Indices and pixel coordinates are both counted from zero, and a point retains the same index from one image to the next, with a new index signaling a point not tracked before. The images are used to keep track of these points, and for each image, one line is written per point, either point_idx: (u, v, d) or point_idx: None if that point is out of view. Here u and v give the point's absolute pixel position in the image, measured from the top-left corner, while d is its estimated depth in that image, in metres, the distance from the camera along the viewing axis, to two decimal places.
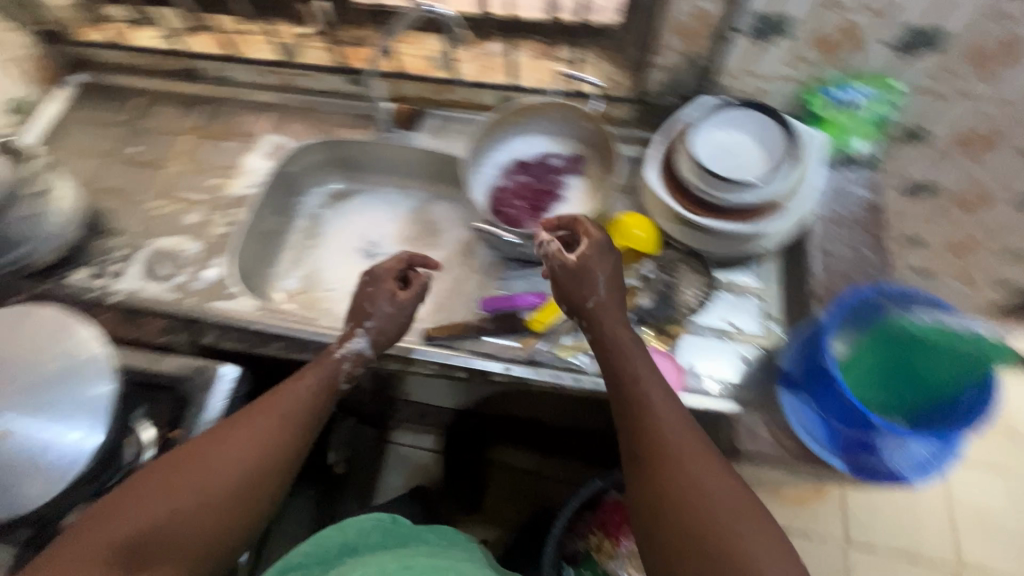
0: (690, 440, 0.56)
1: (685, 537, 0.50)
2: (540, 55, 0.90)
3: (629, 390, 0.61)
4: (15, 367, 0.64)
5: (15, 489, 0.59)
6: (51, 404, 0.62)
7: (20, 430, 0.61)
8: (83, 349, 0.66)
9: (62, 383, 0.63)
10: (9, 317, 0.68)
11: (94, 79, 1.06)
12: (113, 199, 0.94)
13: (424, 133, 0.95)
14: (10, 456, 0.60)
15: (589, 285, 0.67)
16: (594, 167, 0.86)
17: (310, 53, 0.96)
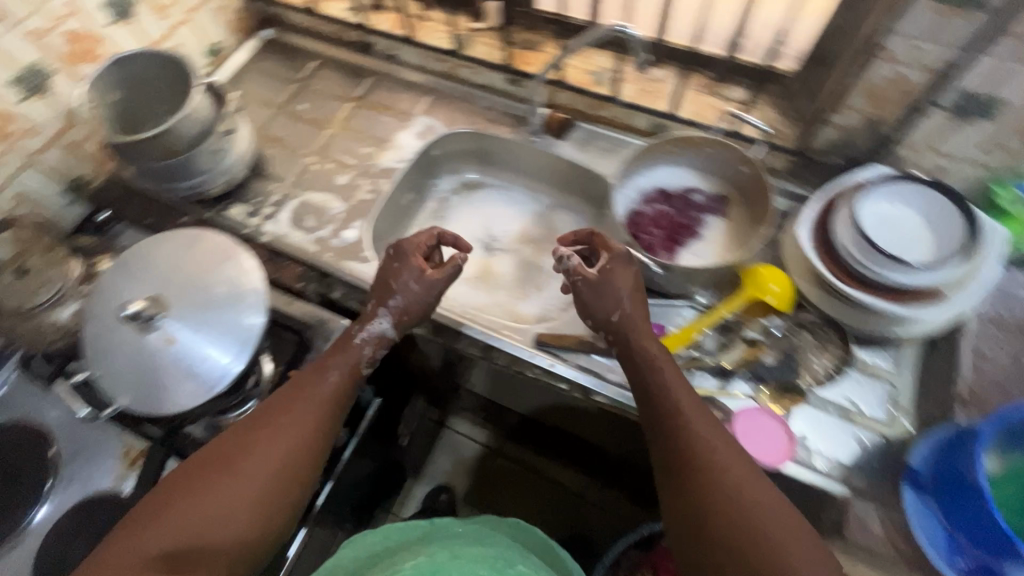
0: (729, 461, 0.58)
1: (733, 535, 0.53)
2: (705, 90, 0.90)
3: (663, 406, 0.63)
4: (189, 283, 0.71)
5: (171, 389, 0.68)
6: (210, 324, 0.69)
7: (183, 340, 0.68)
8: (241, 279, 0.72)
9: (223, 307, 0.70)
10: (188, 236, 0.75)
11: (280, 37, 1.17)
12: (276, 148, 1.03)
13: (569, 144, 0.97)
14: (173, 361, 0.68)
15: (613, 295, 0.71)
16: (738, 212, 0.84)
17: (478, 48, 1.02)
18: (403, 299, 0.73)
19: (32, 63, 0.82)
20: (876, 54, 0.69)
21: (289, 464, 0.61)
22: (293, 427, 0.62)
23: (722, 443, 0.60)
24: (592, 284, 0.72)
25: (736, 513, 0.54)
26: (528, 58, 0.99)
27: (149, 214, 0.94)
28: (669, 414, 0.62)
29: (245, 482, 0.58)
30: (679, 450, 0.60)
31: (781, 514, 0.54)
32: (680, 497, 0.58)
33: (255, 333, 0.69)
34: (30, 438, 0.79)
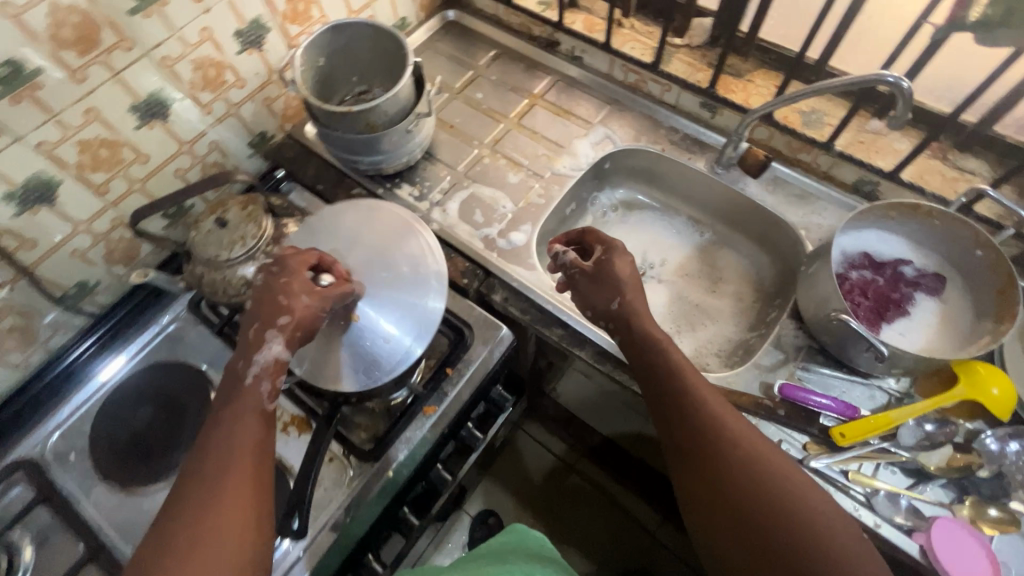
0: (739, 437, 0.59)
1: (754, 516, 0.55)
2: (934, 156, 0.83)
3: (688, 412, 0.62)
4: (380, 260, 0.74)
5: (353, 364, 0.70)
6: (397, 304, 0.72)
7: (369, 317, 0.70)
8: (423, 262, 0.75)
9: (408, 288, 0.73)
10: (363, 210, 0.79)
11: (464, 20, 1.15)
12: (449, 134, 1.01)
13: (759, 183, 0.91)
14: (353, 335, 0.70)
15: (617, 286, 0.70)
16: (955, 296, 0.76)
17: (676, 65, 0.96)
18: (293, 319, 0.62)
19: (256, 18, 0.84)
20: None
21: (230, 516, 0.52)
22: (216, 495, 0.53)
23: (734, 418, 0.61)
24: (595, 277, 0.72)
25: (753, 488, 0.56)
26: (731, 85, 0.93)
27: (325, 180, 0.96)
28: (680, 397, 0.63)
29: (206, 538, 0.51)
30: (693, 433, 0.61)
31: (801, 483, 0.56)
32: (696, 471, 0.60)
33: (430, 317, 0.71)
34: (200, 383, 0.83)
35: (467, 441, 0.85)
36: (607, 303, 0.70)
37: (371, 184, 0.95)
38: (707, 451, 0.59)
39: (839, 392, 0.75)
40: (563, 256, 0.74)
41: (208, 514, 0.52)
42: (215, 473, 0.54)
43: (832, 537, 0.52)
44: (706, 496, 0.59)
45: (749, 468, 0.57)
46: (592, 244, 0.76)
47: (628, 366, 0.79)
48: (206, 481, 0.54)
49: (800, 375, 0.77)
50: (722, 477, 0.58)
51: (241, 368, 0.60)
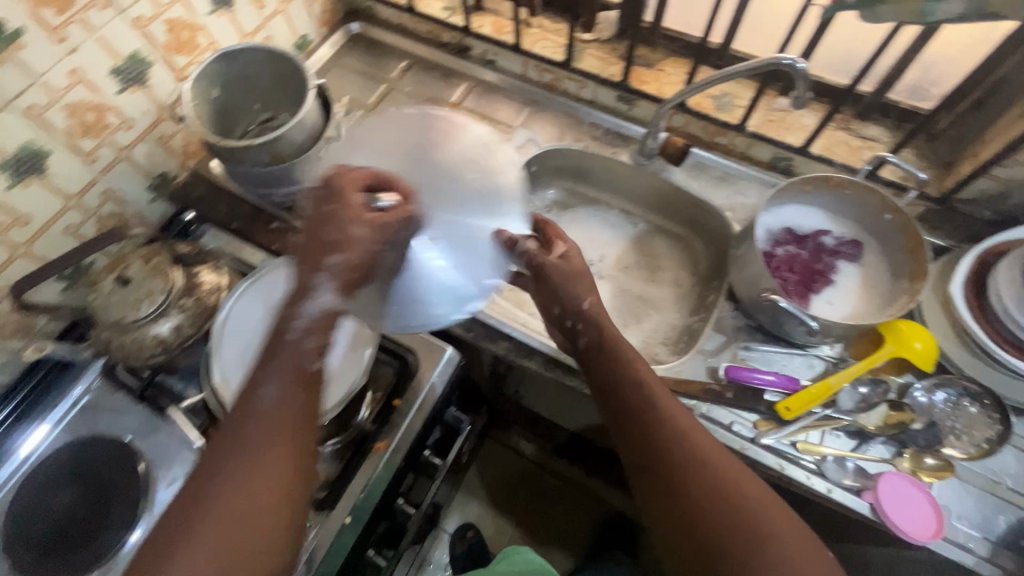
0: (703, 451, 0.57)
1: (713, 535, 0.52)
2: (838, 127, 0.86)
3: (642, 422, 0.60)
4: (454, 180, 0.69)
5: (422, 304, 0.66)
6: (472, 232, 0.68)
7: (439, 247, 0.66)
8: (483, 166, 0.71)
9: (485, 211, 0.69)
10: (429, 120, 0.73)
11: (368, 32, 1.10)
12: None
13: (682, 169, 0.93)
14: (417, 269, 0.64)
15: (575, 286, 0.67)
16: (872, 259, 0.80)
17: (588, 60, 0.96)
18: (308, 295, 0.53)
19: (134, 52, 0.77)
20: None
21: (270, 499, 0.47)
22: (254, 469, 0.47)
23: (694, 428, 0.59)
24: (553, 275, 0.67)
25: (711, 502, 0.53)
26: (644, 76, 0.93)
27: (239, 217, 0.90)
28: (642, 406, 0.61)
29: (232, 522, 0.45)
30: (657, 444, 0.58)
31: (757, 494, 0.54)
32: (655, 488, 0.57)
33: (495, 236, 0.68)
34: (119, 451, 0.74)
35: (428, 468, 0.83)
36: (563, 304, 0.68)
37: (291, 216, 0.90)
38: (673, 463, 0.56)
39: (779, 365, 0.77)
40: (517, 247, 0.68)
41: (242, 490, 0.46)
42: (255, 444, 0.47)
43: (798, 563, 0.50)
44: (665, 516, 0.56)
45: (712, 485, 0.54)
46: (545, 236, 0.70)
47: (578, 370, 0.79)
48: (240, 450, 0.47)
49: (743, 354, 0.78)
50: (688, 491, 0.55)
51: (287, 315, 0.51)
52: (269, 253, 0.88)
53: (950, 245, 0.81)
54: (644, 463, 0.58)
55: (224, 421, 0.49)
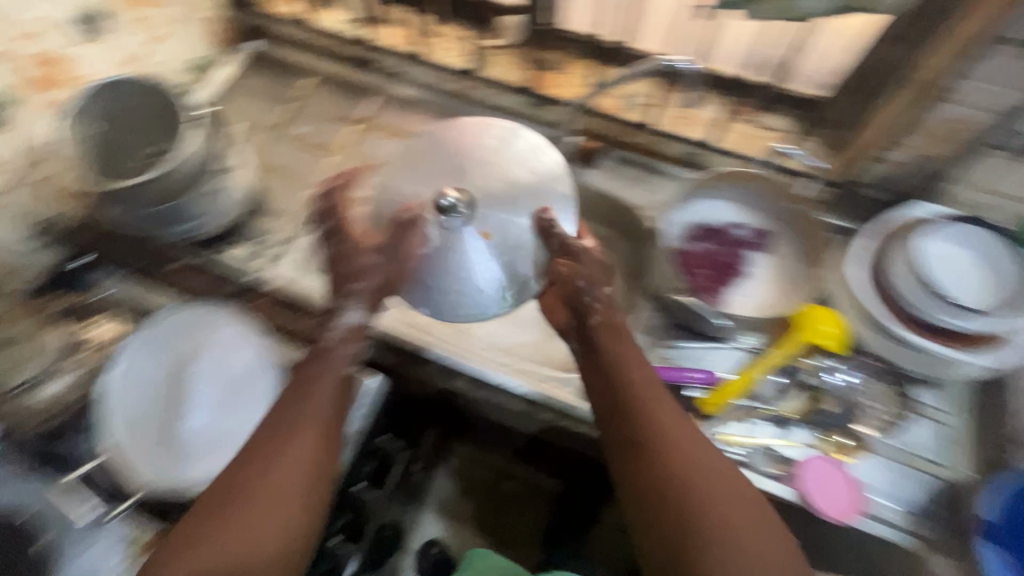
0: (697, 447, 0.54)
1: (714, 520, 0.49)
2: (742, 119, 0.88)
3: (649, 399, 0.57)
4: (494, 173, 0.64)
5: (477, 302, 0.64)
6: (517, 225, 0.63)
7: (488, 246, 0.63)
8: (531, 160, 0.66)
9: (536, 200, 0.65)
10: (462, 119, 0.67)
11: (267, 50, 1.05)
12: (276, 179, 0.93)
13: (599, 171, 0.92)
14: (468, 267, 0.63)
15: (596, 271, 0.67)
16: (783, 248, 0.82)
17: (496, 68, 0.94)
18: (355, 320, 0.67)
19: None
20: (943, 95, 0.66)
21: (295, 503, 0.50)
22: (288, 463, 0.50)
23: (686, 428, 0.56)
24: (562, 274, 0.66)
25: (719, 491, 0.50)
26: (553, 81, 0.93)
27: (137, 259, 0.84)
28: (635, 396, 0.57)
29: (250, 515, 0.47)
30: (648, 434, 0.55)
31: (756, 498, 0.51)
32: (657, 465, 0.53)
33: (532, 228, 0.64)
34: (2, 535, 0.63)
35: (364, 503, 0.80)
36: (582, 292, 0.67)
37: (194, 253, 0.84)
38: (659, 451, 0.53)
39: (703, 361, 0.78)
40: (552, 235, 0.63)
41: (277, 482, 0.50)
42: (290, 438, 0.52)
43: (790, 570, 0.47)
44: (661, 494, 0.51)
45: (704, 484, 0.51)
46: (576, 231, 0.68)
47: (506, 387, 0.78)
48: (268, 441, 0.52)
49: (667, 353, 0.79)
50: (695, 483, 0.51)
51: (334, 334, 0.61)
52: (173, 295, 0.82)
53: (852, 225, 0.84)
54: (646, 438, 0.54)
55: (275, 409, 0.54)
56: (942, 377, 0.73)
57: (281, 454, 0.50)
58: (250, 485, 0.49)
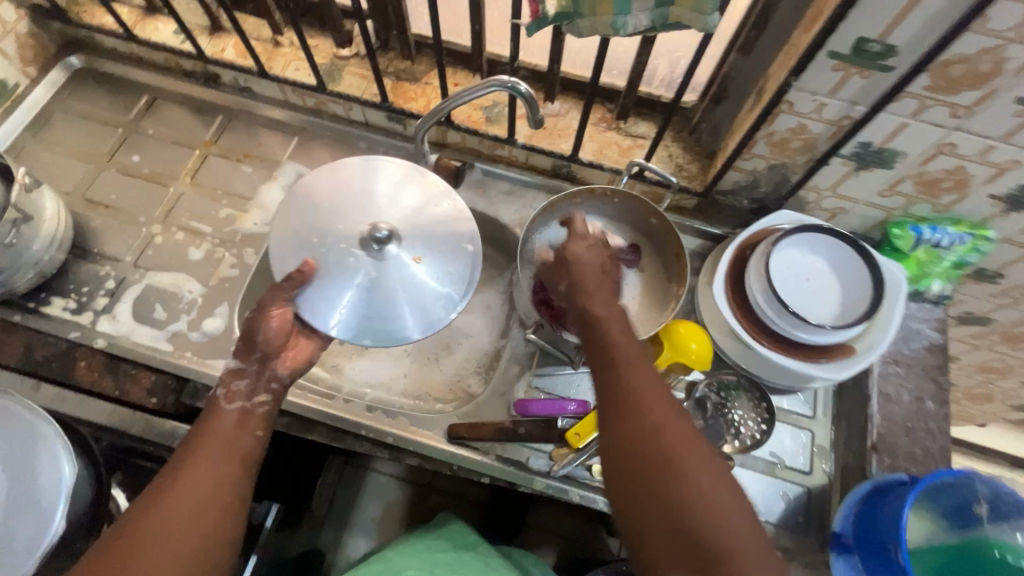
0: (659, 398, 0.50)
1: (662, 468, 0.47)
2: (607, 127, 0.84)
3: (607, 357, 0.54)
4: (389, 211, 0.67)
5: (417, 317, 0.65)
6: (433, 246, 0.67)
7: (416, 266, 0.66)
8: (408, 192, 0.68)
9: (442, 221, 0.68)
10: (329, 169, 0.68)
11: (93, 66, 0.93)
12: (106, 217, 0.83)
13: (466, 188, 0.87)
14: (401, 285, 0.64)
15: (563, 272, 0.63)
16: (651, 262, 0.79)
17: (348, 80, 0.87)
18: (280, 353, 0.65)
19: None
20: (781, 107, 0.64)
21: (219, 494, 0.54)
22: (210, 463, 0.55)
23: (654, 381, 0.52)
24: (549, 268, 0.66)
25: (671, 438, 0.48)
26: (411, 93, 0.86)
27: None
28: (608, 354, 0.54)
29: (190, 505, 0.52)
30: (608, 394, 0.52)
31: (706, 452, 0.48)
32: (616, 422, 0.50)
33: (450, 247, 0.67)
34: None
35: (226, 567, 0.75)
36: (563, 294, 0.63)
37: (3, 312, 0.74)
38: (625, 409, 0.50)
39: (574, 389, 0.76)
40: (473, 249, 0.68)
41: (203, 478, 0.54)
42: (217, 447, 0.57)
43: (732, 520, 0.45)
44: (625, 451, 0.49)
45: (663, 440, 0.48)
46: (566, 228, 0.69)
47: (366, 436, 0.73)
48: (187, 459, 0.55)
49: (536, 381, 0.77)
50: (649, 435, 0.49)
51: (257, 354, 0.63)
52: None
53: (724, 232, 0.82)
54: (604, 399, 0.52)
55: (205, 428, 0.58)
56: (799, 385, 0.74)
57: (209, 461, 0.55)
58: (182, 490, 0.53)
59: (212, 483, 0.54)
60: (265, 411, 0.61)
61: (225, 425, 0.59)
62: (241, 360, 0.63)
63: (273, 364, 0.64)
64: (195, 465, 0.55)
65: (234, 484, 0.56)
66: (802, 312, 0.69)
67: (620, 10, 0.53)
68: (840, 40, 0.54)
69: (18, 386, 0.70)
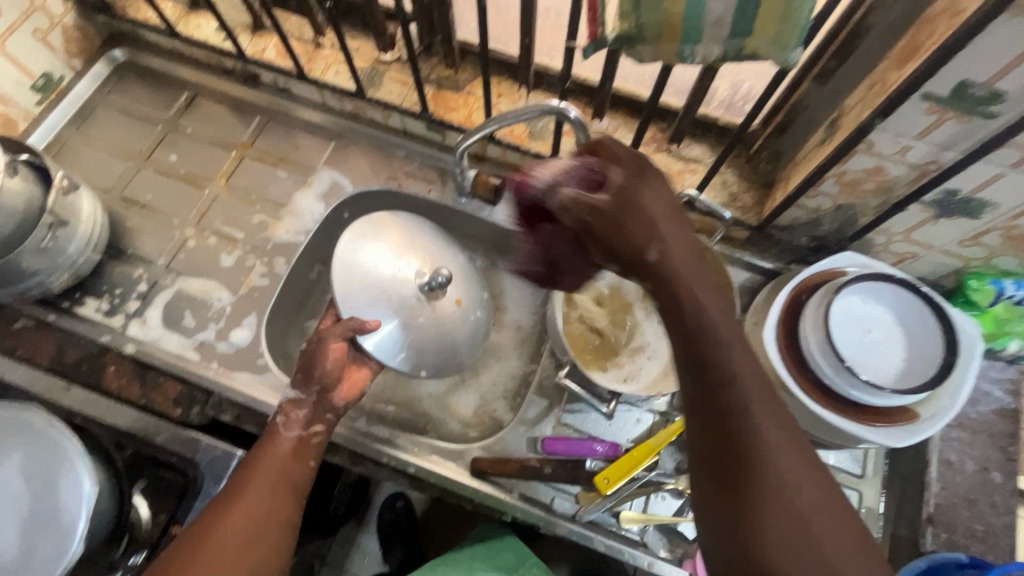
0: (778, 425, 0.42)
1: (798, 548, 0.38)
2: (658, 149, 0.79)
3: (723, 391, 0.42)
4: (433, 262, 0.69)
5: (460, 355, 0.70)
6: (469, 294, 0.71)
7: (461, 310, 0.69)
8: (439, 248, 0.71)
9: (472, 277, 0.73)
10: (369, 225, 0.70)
11: (137, 60, 0.92)
12: (142, 217, 0.83)
13: (504, 206, 0.83)
14: (451, 327, 0.68)
15: (640, 233, 0.47)
16: None
17: (388, 86, 0.84)
18: (337, 384, 0.66)
19: None
20: (858, 148, 0.57)
21: (275, 510, 0.56)
22: (271, 478, 0.58)
23: (783, 429, 0.42)
24: (605, 213, 0.48)
25: (803, 511, 0.39)
26: (452, 102, 0.82)
27: None
28: (724, 386, 0.42)
29: (251, 517, 0.55)
30: (727, 442, 0.41)
31: (846, 526, 0.39)
32: (738, 477, 0.41)
33: (482, 302, 0.73)
34: None
35: None
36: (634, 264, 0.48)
37: (37, 311, 0.75)
38: (751, 468, 0.40)
39: (603, 429, 0.72)
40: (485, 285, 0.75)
41: (262, 493, 0.57)
42: (278, 464, 0.59)
43: None
44: (748, 518, 0.40)
45: (789, 487, 0.40)
46: (596, 164, 0.52)
47: (385, 462, 0.71)
48: (242, 481, 0.57)
49: (565, 416, 0.73)
50: (783, 502, 0.39)
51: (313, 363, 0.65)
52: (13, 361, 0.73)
53: (777, 267, 0.77)
54: (722, 446, 0.42)
55: (265, 443, 0.61)
56: (849, 444, 0.68)
57: (270, 477, 0.58)
58: (245, 502, 0.55)
59: (271, 500, 0.57)
60: (320, 441, 0.63)
61: (278, 453, 0.60)
62: (300, 390, 0.65)
63: (331, 396, 0.65)
64: (257, 479, 0.57)
65: (286, 514, 0.57)
66: (861, 370, 0.63)
67: (688, 39, 0.48)
68: (939, 81, 0.48)
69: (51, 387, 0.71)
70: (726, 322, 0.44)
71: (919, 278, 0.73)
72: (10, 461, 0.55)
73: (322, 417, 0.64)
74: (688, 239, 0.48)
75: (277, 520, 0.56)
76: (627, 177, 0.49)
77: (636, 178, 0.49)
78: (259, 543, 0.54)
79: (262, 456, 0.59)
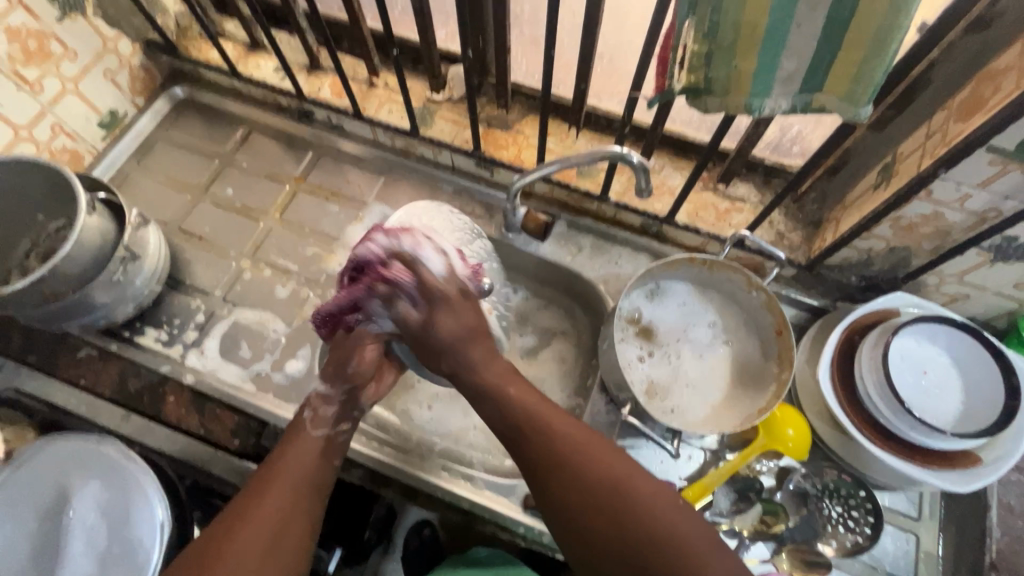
0: (593, 446, 0.52)
1: (604, 515, 0.48)
2: (705, 187, 0.81)
3: (513, 416, 0.56)
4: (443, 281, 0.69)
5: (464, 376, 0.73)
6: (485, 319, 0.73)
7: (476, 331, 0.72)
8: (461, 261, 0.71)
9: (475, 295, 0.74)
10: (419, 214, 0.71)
11: (196, 97, 0.96)
12: (199, 249, 0.85)
13: (551, 240, 0.84)
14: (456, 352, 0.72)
15: (436, 356, 0.61)
16: (748, 339, 0.75)
17: (438, 124, 0.87)
18: (368, 383, 0.66)
19: None
20: (916, 195, 0.59)
21: (301, 503, 0.54)
22: (298, 471, 0.56)
23: (565, 425, 0.54)
24: (412, 336, 0.62)
25: (597, 483, 0.50)
26: (502, 140, 0.85)
27: (38, 348, 0.76)
28: (512, 418, 0.56)
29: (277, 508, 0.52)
30: (532, 454, 0.53)
31: (636, 486, 0.49)
32: (543, 475, 0.52)
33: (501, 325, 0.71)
34: None
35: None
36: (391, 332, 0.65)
37: (101, 340, 0.77)
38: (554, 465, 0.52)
39: (657, 465, 0.71)
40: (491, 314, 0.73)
41: (290, 487, 0.55)
42: (305, 458, 0.58)
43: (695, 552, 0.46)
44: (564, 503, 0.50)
45: (578, 463, 0.51)
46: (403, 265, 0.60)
47: (439, 497, 0.72)
48: (268, 476, 0.55)
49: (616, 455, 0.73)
50: (580, 486, 0.50)
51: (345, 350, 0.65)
52: (78, 389, 0.75)
53: (824, 305, 0.77)
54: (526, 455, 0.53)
55: (287, 440, 0.59)
56: (908, 486, 0.68)
57: (299, 470, 0.56)
58: (269, 495, 0.53)
59: (298, 493, 0.55)
60: (345, 440, 0.62)
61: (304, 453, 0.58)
62: (329, 385, 0.64)
63: (360, 395, 0.66)
64: (283, 472, 0.55)
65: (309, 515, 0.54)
66: (922, 413, 0.63)
67: (759, 93, 0.50)
68: (1005, 136, 0.49)
69: (112, 416, 0.73)
70: (514, 391, 0.57)
71: (971, 318, 0.73)
72: (87, 496, 0.56)
73: (349, 415, 0.64)
74: (478, 329, 0.61)
75: (299, 518, 0.53)
76: (433, 306, 0.60)
77: (442, 307, 0.60)
78: (285, 540, 0.52)
79: (285, 454, 0.57)
